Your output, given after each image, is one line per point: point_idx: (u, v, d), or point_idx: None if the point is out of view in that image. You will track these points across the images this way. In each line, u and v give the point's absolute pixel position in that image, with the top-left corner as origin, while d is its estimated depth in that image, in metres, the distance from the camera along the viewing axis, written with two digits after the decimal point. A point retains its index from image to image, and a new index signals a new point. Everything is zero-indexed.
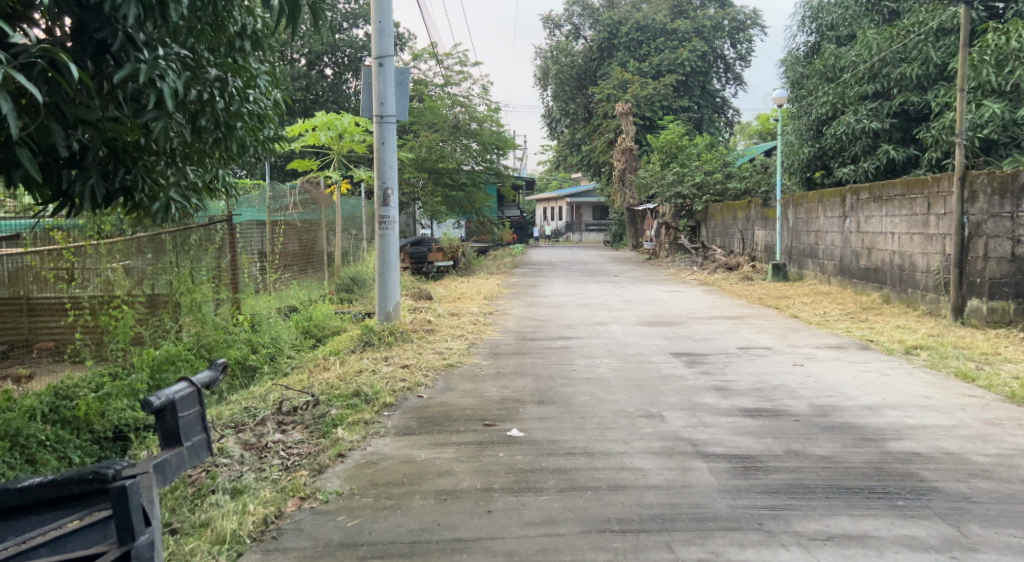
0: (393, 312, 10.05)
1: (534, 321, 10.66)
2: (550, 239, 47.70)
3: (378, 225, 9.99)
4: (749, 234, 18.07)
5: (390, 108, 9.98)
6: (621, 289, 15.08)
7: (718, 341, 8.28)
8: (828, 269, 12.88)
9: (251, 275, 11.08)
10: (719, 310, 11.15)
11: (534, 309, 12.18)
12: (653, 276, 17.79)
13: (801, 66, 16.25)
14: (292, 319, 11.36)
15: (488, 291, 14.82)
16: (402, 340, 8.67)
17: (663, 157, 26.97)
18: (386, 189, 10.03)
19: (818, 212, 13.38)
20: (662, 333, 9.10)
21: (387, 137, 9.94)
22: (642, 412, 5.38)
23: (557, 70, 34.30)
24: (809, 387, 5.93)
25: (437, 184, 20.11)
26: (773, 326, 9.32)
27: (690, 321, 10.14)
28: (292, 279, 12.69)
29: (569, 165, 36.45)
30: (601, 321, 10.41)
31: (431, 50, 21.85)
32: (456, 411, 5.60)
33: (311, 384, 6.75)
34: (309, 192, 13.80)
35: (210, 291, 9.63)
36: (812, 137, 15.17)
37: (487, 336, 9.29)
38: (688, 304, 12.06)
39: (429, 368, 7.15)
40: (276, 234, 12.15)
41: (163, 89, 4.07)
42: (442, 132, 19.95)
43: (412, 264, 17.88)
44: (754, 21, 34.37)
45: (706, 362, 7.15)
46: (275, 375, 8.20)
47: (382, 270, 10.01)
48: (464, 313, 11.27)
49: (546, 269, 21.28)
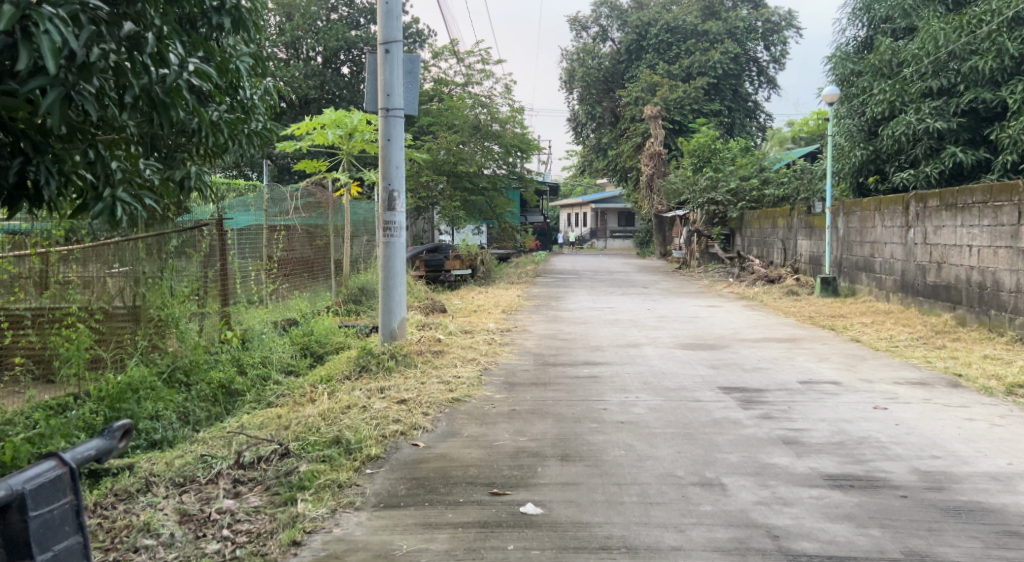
0: (398, 330, 8.91)
1: (559, 341, 9.47)
2: (574, 246, 46.36)
3: (383, 231, 8.88)
4: (791, 244, 16.76)
5: (397, 100, 8.83)
6: (652, 303, 13.84)
7: (776, 373, 7.05)
8: (886, 284, 11.64)
9: (245, 284, 9.95)
10: (767, 331, 9.91)
11: (558, 325, 10.98)
12: (686, 289, 16.53)
13: (851, 61, 14.96)
14: (290, 334, 10.24)
15: (507, 304, 13.64)
16: (407, 365, 7.50)
17: (696, 162, 25.65)
18: (391, 192, 8.88)
19: (874, 221, 12.14)
20: (707, 360, 7.87)
21: (393, 133, 8.82)
22: (696, 478, 4.20)
23: (583, 73, 33.04)
24: (905, 444, 4.73)
25: (456, 188, 18.95)
26: (834, 354, 8.08)
27: (737, 345, 8.91)
28: (293, 289, 11.56)
29: (594, 171, 35.21)
30: (634, 342, 9.21)
31: (452, 47, 20.76)
32: (457, 470, 4.42)
33: (290, 423, 5.59)
34: (315, 195, 12.64)
35: (194, 302, 8.48)
36: (865, 138, 13.98)
37: (504, 360, 8.11)
38: (730, 323, 10.80)
39: (431, 404, 5.95)
40: (276, 241, 11.05)
41: (44, 44, 2.98)
42: (462, 133, 18.82)
43: (428, 273, 16.74)
44: (790, 22, 33.00)
45: (765, 404, 5.95)
46: (258, 405, 7.06)
47: (387, 283, 8.89)
48: (480, 330, 10.11)
49: (571, 279, 20.07)
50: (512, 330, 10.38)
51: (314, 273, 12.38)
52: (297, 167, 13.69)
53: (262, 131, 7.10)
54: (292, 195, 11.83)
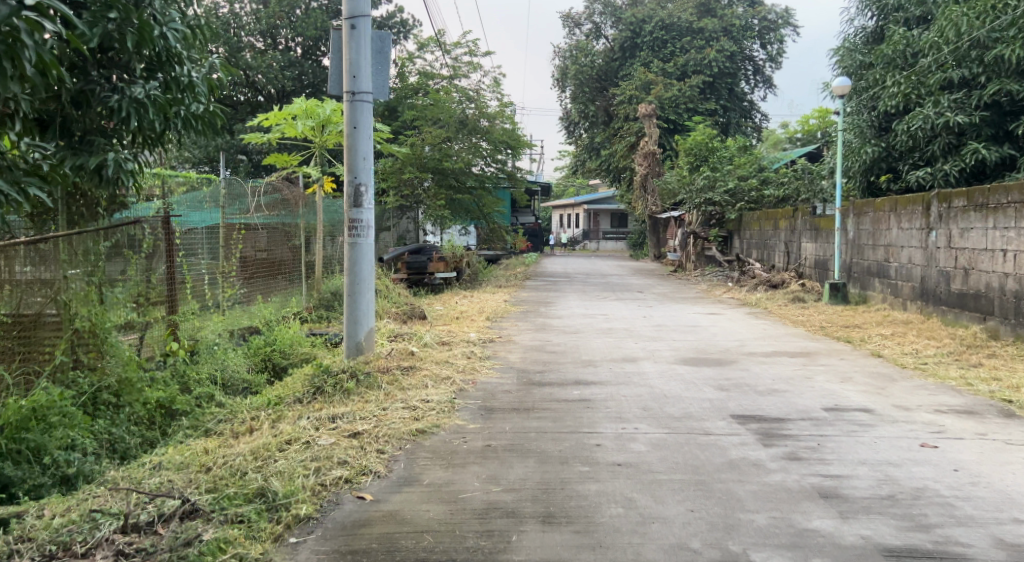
0: (365, 343, 7.94)
1: (546, 354, 8.48)
2: (566, 248, 45.33)
3: (348, 230, 7.90)
4: (794, 247, 15.81)
5: (365, 83, 7.85)
6: (647, 310, 12.86)
7: (797, 398, 6.09)
8: (902, 292, 10.71)
9: (197, 287, 8.95)
10: (776, 344, 8.94)
11: (546, 335, 10.01)
12: (683, 294, 15.56)
13: (861, 52, 14.03)
14: (249, 344, 9.24)
15: (491, 310, 12.65)
16: (369, 386, 6.50)
17: (692, 161, 24.70)
18: (358, 185, 7.89)
19: (889, 223, 11.21)
20: (714, 380, 6.89)
21: (359, 119, 7.84)
22: (716, 553, 3.40)
23: (576, 71, 32.04)
24: (973, 500, 3.81)
25: (441, 186, 17.86)
26: (857, 374, 7.13)
27: (745, 360, 7.94)
28: (258, 294, 10.54)
29: (587, 171, 34.24)
30: (630, 357, 8.23)
31: (437, 39, 19.79)
32: (408, 539, 3.57)
33: (214, 463, 4.62)
34: (282, 190, 11.58)
35: (132, 307, 7.51)
36: (876, 135, 13.07)
37: (483, 379, 7.12)
38: (735, 334, 9.83)
39: (390, 438, 4.96)
40: (235, 242, 10.01)
41: None
42: (448, 129, 17.82)
43: (410, 275, 15.72)
44: (787, 20, 32.12)
45: (788, 438, 4.99)
46: (194, 432, 6.08)
47: (354, 288, 7.92)
48: (459, 340, 9.11)
49: (563, 282, 19.08)
50: (495, 342, 9.38)
51: (281, 276, 11.33)
52: (267, 161, 12.69)
53: (204, 113, 6.14)
54: (254, 190, 10.76)
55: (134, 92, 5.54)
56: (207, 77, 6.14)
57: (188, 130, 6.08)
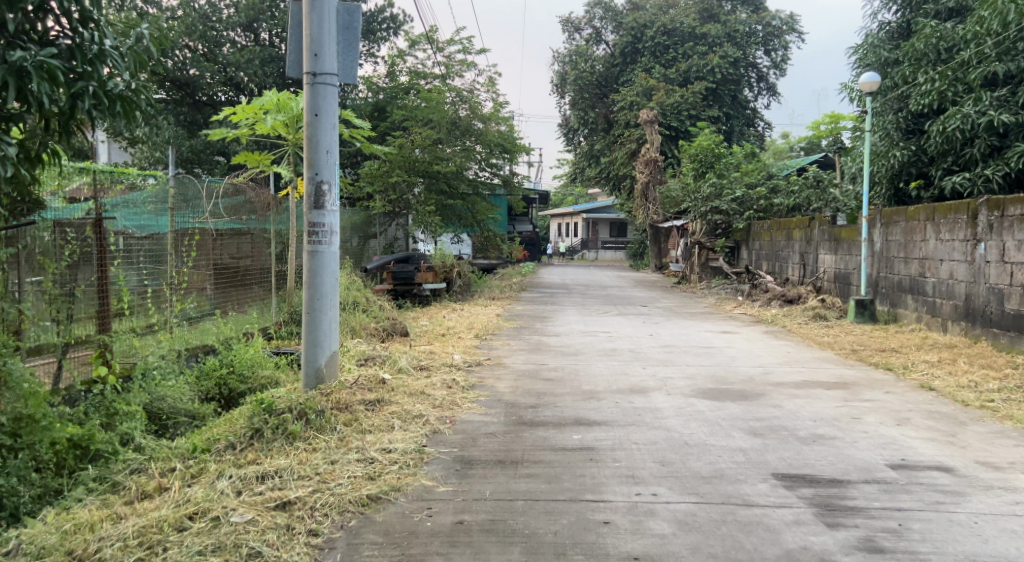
0: (326, 370, 6.74)
1: (540, 383, 7.25)
2: (564, 256, 43.86)
3: (307, 237, 6.70)
4: (810, 259, 14.62)
5: (328, 63, 6.68)
6: (655, 326, 11.65)
7: (852, 448, 4.91)
8: (941, 310, 9.56)
9: (137, 301, 7.75)
10: (807, 372, 7.73)
11: (542, 357, 8.81)
12: (691, 309, 14.36)
13: (886, 48, 12.74)
14: (202, 367, 8.08)
15: (481, 326, 11.41)
16: (320, 429, 5.29)
17: (698, 167, 23.48)
18: (319, 183, 6.68)
19: (924, 233, 10.05)
20: (743, 422, 5.69)
21: (321, 105, 6.66)
22: None
23: (575, 76, 30.86)
24: None
25: (432, 191, 16.70)
26: (914, 413, 5.91)
27: (776, 394, 6.75)
28: (217, 309, 9.32)
29: (586, 179, 33.00)
30: (641, 387, 7.04)
31: (429, 36, 18.66)
32: None
33: (90, 541, 3.67)
34: (247, 193, 10.13)
35: (46, 323, 6.48)
36: (904, 137, 11.94)
37: (463, 417, 5.89)
38: (756, 357, 8.60)
39: (326, 510, 3.91)
40: (186, 249, 8.73)
41: None
42: (440, 130, 16.64)
43: (397, 286, 14.53)
44: (791, 26, 31.04)
45: (856, 513, 3.81)
46: (98, 486, 4.86)
47: (313, 305, 6.70)
48: (440, 364, 7.88)
49: (560, 294, 17.89)
50: (481, 366, 8.12)
51: (247, 287, 10.06)
52: (235, 160, 11.48)
53: (124, 93, 5.05)
54: (211, 193, 9.25)
55: (14, 56, 4.58)
56: (132, 51, 5.10)
57: (101, 112, 4.98)
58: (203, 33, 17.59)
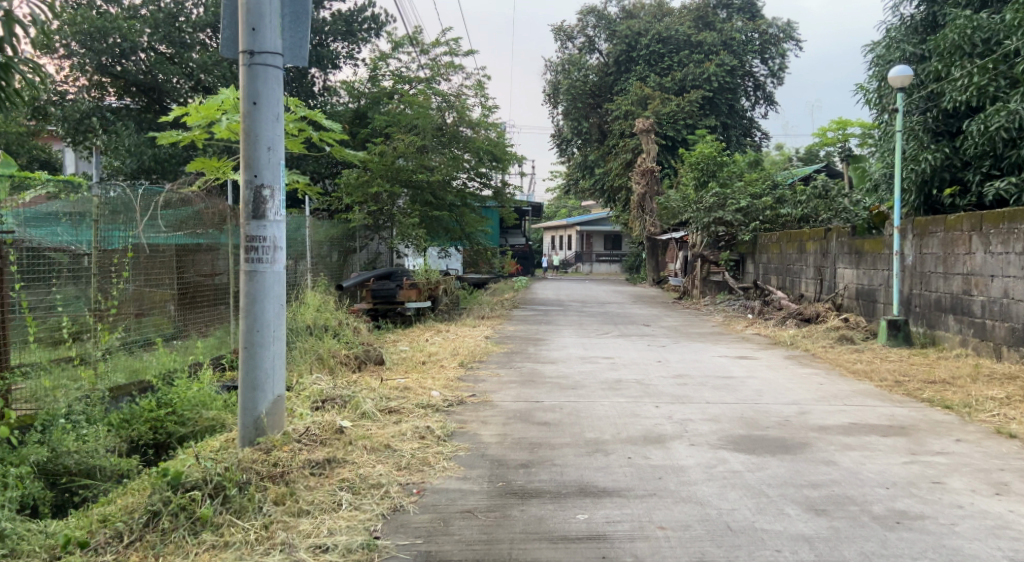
0: (268, 420, 5.45)
1: (533, 429, 5.96)
2: (558, 270, 42.57)
3: (245, 253, 5.43)
4: (828, 272, 13.34)
5: (269, 38, 5.44)
6: (662, 351, 10.37)
7: (954, 536, 3.83)
8: (995, 333, 8.34)
9: (49, 333, 6.44)
10: (852, 411, 6.46)
11: (535, 391, 7.52)
12: (698, 329, 13.10)
13: (911, 43, 11.30)
14: (139, 404, 6.72)
15: (467, 352, 10.11)
16: (240, 511, 4.17)
17: (698, 176, 22.27)
18: (260, 187, 5.43)
19: (967, 245, 8.85)
20: (794, 490, 4.46)
21: (260, 91, 5.42)
22: None
23: (568, 86, 29.66)
24: None
25: (417, 202, 15.29)
26: (1009, 474, 4.68)
27: (825, 443, 5.50)
28: (161, 336, 7.98)
29: (580, 191, 31.78)
30: (658, 434, 5.78)
31: (411, 38, 17.49)
32: None
33: None
34: (197, 203, 8.63)
35: None
36: (934, 139, 10.74)
37: (435, 485, 4.64)
38: (787, 392, 7.30)
39: None
40: (115, 273, 7.37)
41: None
42: (424, 138, 15.35)
43: (377, 305, 13.18)
44: (789, 33, 29.89)
45: None
46: None
47: (251, 340, 5.42)
48: (410, 404, 6.56)
49: (554, 312, 16.58)
50: (463, 406, 6.82)
51: (198, 309, 8.61)
52: (189, 167, 10.20)
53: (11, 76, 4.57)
54: (149, 202, 7.86)
55: None
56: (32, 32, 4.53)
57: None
58: (168, 33, 16.39)
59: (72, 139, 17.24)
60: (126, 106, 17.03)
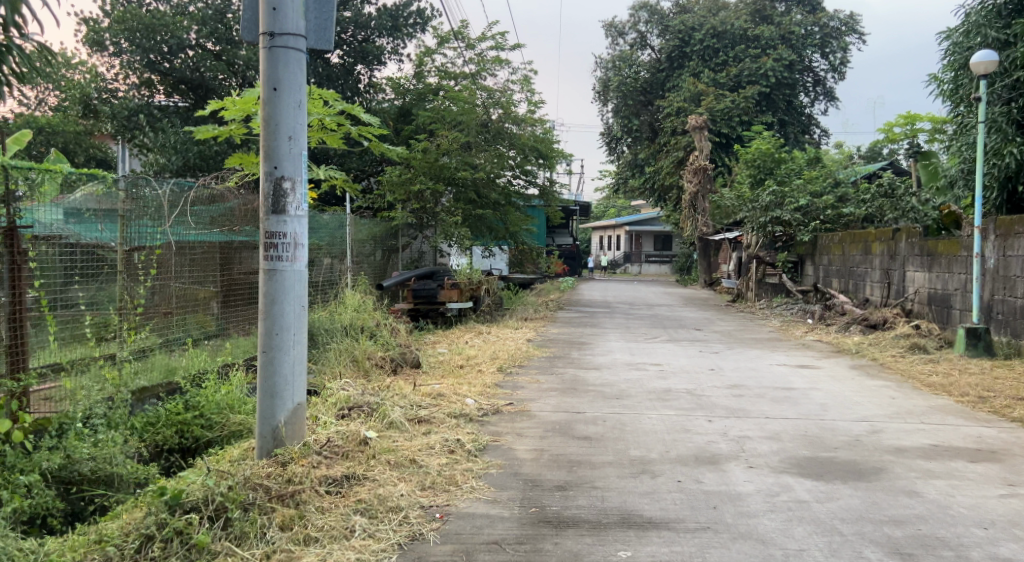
0: (286, 431, 5.02)
1: (574, 445, 5.45)
2: (607, 271, 41.89)
3: (265, 251, 5.01)
4: (895, 276, 12.54)
5: (291, 19, 5.00)
6: (715, 358, 9.75)
7: None
8: None
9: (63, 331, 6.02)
10: (932, 430, 5.84)
11: (578, 400, 6.99)
12: (754, 334, 12.42)
13: (994, 27, 10.47)
14: (167, 406, 6.29)
15: (508, 356, 9.62)
16: (241, 537, 3.79)
17: (755, 174, 21.48)
18: (280, 180, 5.01)
19: None
20: (873, 527, 3.90)
21: (281, 75, 4.99)
22: None
23: (618, 82, 28.98)
24: None
25: (460, 200, 14.87)
26: None
27: (904, 468, 4.90)
28: (196, 334, 7.45)
29: (630, 190, 31.10)
30: (713, 453, 5.23)
31: (458, 32, 17.04)
32: None
33: None
34: (229, 199, 8.14)
35: None
36: (1019, 131, 9.94)
37: (462, 509, 4.17)
38: (855, 407, 6.67)
39: None
40: (143, 273, 6.76)
41: None
42: (469, 133, 14.90)
43: (417, 305, 12.78)
44: (851, 26, 28.81)
45: None
46: None
47: (269, 344, 5.00)
48: (441, 413, 6.09)
49: (602, 314, 16.01)
50: (499, 417, 6.32)
51: (233, 307, 8.12)
52: (227, 163, 9.88)
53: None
54: (178, 198, 7.27)
55: None
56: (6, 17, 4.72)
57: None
58: (215, 29, 16.01)
59: (120, 137, 17.21)
60: (174, 104, 16.92)
